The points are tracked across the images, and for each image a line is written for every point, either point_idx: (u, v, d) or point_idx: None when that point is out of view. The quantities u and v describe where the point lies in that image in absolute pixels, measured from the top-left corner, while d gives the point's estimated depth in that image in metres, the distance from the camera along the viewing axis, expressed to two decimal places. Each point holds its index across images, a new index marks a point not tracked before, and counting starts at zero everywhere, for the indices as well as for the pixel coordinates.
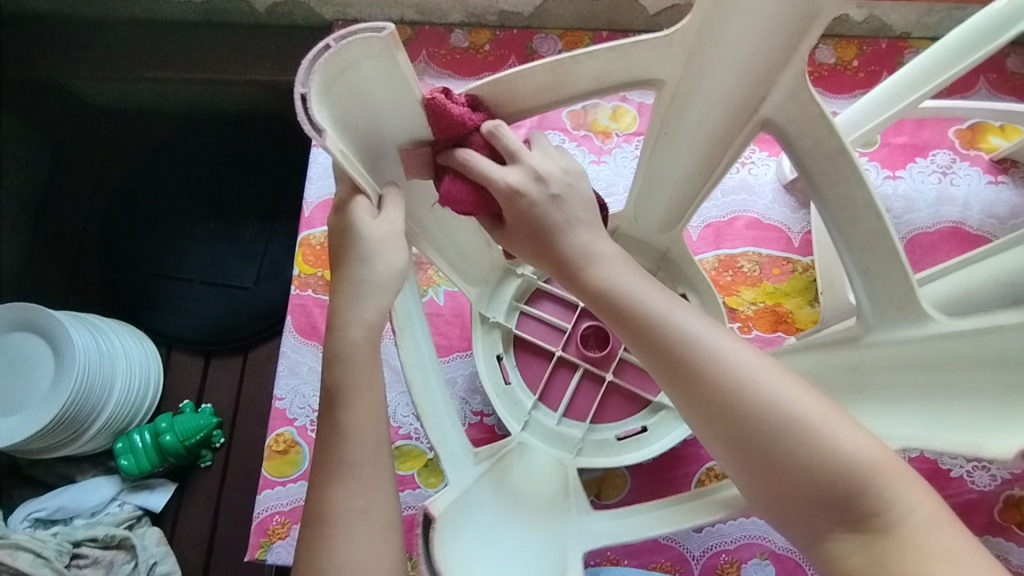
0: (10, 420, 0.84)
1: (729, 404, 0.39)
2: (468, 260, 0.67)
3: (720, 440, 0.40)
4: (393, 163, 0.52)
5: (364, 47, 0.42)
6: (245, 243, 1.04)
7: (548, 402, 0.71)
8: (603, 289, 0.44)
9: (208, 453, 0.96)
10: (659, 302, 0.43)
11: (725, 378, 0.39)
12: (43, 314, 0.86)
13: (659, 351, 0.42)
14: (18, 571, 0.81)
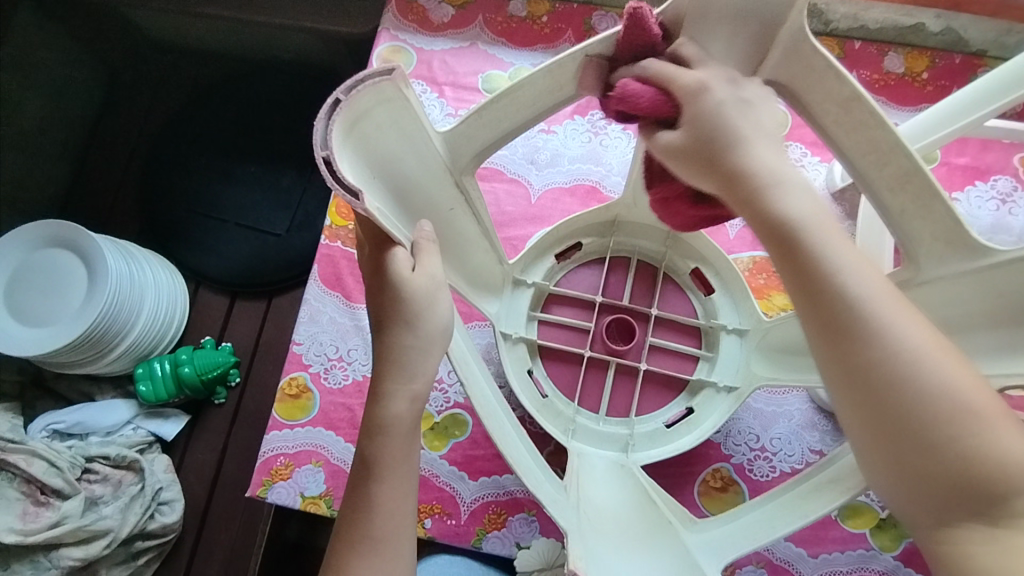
0: (40, 332, 0.86)
1: (876, 354, 0.35)
2: (482, 280, 0.61)
3: (856, 410, 0.37)
4: (416, 205, 0.50)
5: (375, 94, 0.43)
6: (282, 190, 1.06)
7: (586, 404, 0.67)
8: (782, 213, 0.40)
9: (222, 390, 0.99)
10: (839, 238, 0.39)
11: (884, 326, 0.36)
12: (82, 233, 0.88)
13: (806, 276, 0.38)
14: (32, 477, 0.84)
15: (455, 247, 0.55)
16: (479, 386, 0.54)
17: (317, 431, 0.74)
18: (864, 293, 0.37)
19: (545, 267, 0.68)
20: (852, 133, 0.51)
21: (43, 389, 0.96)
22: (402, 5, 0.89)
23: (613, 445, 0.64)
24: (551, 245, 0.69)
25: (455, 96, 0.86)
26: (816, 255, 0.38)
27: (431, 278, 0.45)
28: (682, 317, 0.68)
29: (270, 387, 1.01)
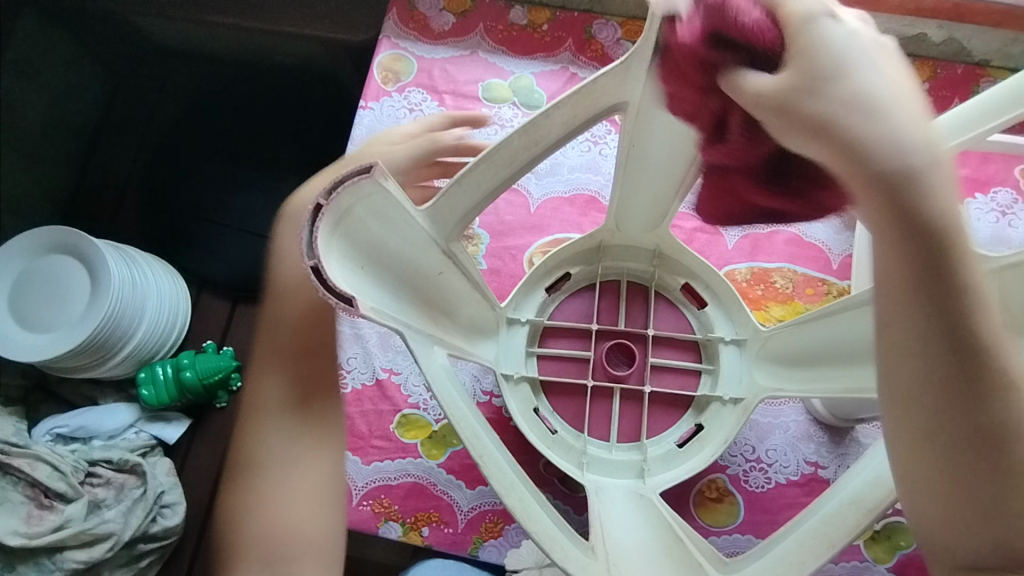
0: (44, 338, 0.87)
1: (984, 397, 0.32)
2: (478, 327, 0.62)
3: (944, 450, 0.33)
4: (409, 277, 0.50)
5: (356, 192, 0.42)
6: (284, 195, 1.06)
7: (596, 432, 0.67)
8: (936, 210, 0.30)
9: (224, 394, 1.00)
10: (966, 243, 0.31)
11: (1000, 370, 0.32)
12: (85, 240, 0.89)
13: (946, 306, 0.31)
14: (36, 481, 0.85)
15: (447, 303, 0.56)
16: (473, 426, 0.52)
17: None
18: (992, 330, 0.32)
19: (536, 303, 0.69)
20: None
21: (47, 392, 0.97)
22: (403, 13, 0.90)
23: (627, 472, 0.64)
24: (541, 279, 0.70)
25: (456, 105, 0.86)
26: (950, 279, 0.31)
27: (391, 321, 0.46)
28: (680, 333, 0.68)
29: None
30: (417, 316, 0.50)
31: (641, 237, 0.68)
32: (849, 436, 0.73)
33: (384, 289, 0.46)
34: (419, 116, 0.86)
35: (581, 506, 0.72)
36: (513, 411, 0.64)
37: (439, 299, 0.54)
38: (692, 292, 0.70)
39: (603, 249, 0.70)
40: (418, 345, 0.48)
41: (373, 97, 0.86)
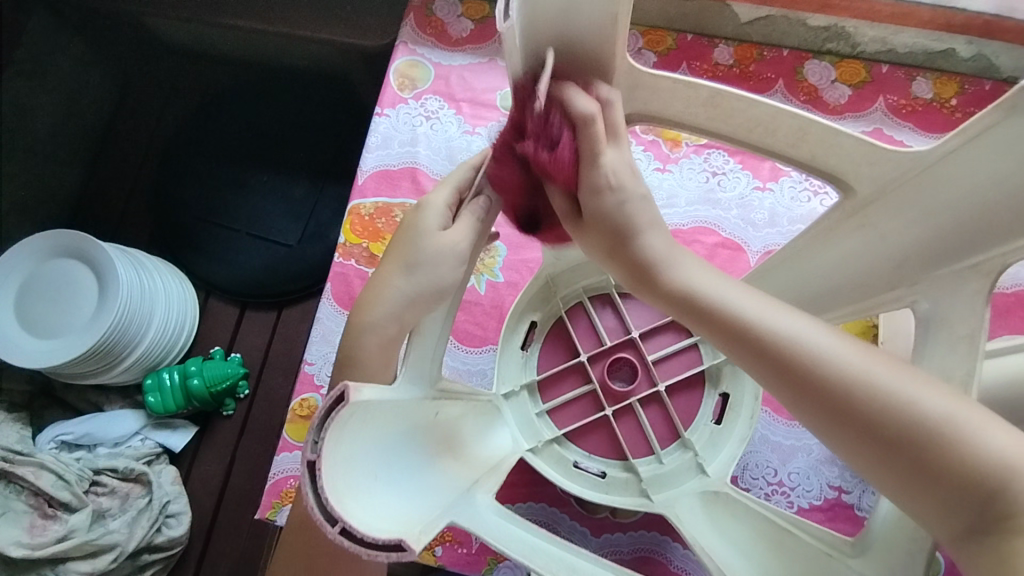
0: (50, 343, 0.86)
1: (870, 411, 0.35)
2: (492, 441, 0.57)
3: (839, 441, 0.37)
4: (420, 433, 0.43)
5: (347, 422, 0.34)
6: (295, 201, 1.04)
7: (637, 450, 0.65)
8: (681, 288, 0.42)
9: (231, 402, 0.98)
10: (758, 308, 0.39)
11: (869, 384, 0.36)
12: (92, 243, 0.87)
13: (778, 358, 0.38)
14: (40, 489, 0.83)
15: (460, 439, 0.50)
16: (520, 532, 0.44)
17: None
18: (831, 352, 0.37)
19: (511, 370, 0.66)
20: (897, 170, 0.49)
21: (52, 398, 0.95)
22: (420, 18, 0.88)
23: (689, 473, 0.62)
24: (510, 341, 0.67)
25: (474, 114, 0.84)
26: (768, 339, 0.38)
27: (456, 249, 0.45)
28: (658, 321, 0.68)
29: (279, 399, 0.99)
30: (439, 470, 0.44)
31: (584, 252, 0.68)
32: None
33: (413, 487, 0.39)
34: (435, 124, 0.84)
35: (598, 528, 0.70)
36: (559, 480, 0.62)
37: (453, 434, 0.49)
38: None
39: (553, 283, 0.69)
40: (456, 510, 0.42)
41: (389, 104, 0.84)
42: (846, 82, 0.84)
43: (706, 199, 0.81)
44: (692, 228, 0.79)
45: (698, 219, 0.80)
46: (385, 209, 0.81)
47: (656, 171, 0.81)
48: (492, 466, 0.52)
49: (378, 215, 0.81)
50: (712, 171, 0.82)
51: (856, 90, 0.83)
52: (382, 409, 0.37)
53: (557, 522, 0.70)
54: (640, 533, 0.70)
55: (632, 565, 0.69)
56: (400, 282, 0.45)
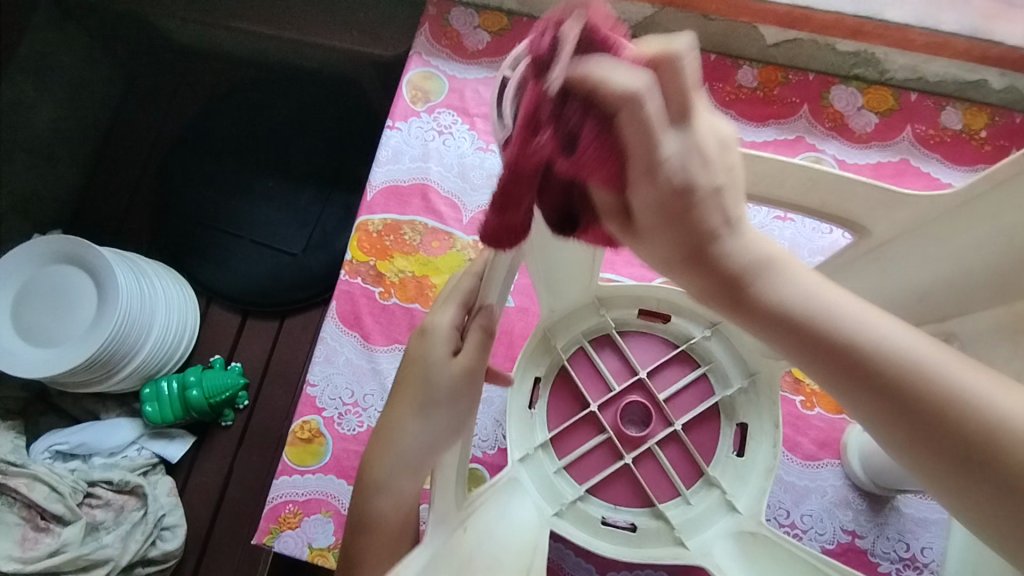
0: (47, 352, 0.84)
1: (987, 442, 0.30)
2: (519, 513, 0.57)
3: (948, 472, 0.31)
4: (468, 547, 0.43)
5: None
6: (301, 208, 1.02)
7: (662, 492, 0.66)
8: (782, 298, 0.35)
9: (230, 412, 0.96)
10: (870, 321, 0.34)
11: (989, 414, 0.31)
12: (92, 250, 0.85)
13: (885, 376, 0.32)
14: (33, 502, 0.82)
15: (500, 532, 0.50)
16: None
17: (329, 479, 0.70)
18: (946, 374, 0.32)
19: (523, 434, 0.67)
20: (897, 236, 0.47)
21: (47, 404, 0.93)
22: (436, 29, 0.86)
23: (719, 512, 0.63)
24: (520, 401, 0.68)
25: (487, 130, 0.82)
26: (875, 354, 0.33)
27: (464, 373, 0.42)
28: (661, 359, 0.69)
29: (278, 411, 0.97)
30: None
31: (579, 295, 0.69)
32: (889, 504, 0.69)
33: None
34: (447, 139, 0.82)
35: (603, 565, 0.69)
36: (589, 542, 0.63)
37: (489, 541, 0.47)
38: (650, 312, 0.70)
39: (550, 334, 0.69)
40: None
41: (400, 116, 0.82)
42: (873, 110, 0.81)
43: None
44: None
45: None
46: (393, 226, 0.79)
47: None
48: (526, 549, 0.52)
49: (386, 232, 0.79)
50: None
51: (883, 118, 0.81)
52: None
53: (562, 558, 0.69)
54: (647, 572, 0.68)
55: None
56: (423, 402, 0.42)
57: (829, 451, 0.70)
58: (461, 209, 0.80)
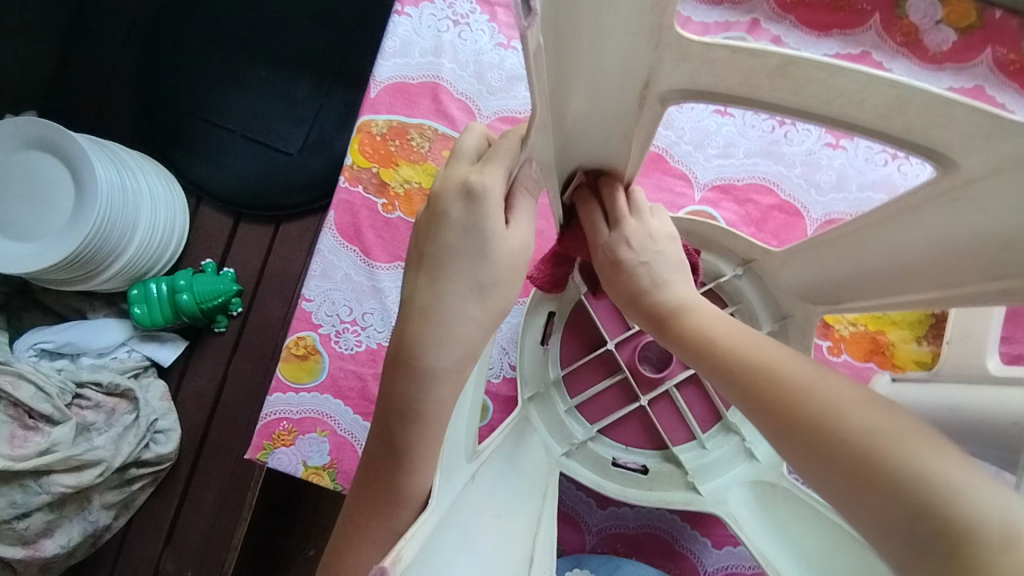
0: (22, 247, 0.78)
1: (801, 411, 0.31)
2: (530, 456, 0.53)
3: (781, 442, 0.32)
4: (471, 528, 0.36)
5: None
6: (297, 103, 0.93)
7: (678, 437, 0.64)
8: (664, 309, 0.43)
9: (223, 319, 0.92)
10: (748, 345, 0.37)
11: (840, 417, 0.30)
12: (66, 137, 0.77)
13: (749, 386, 0.35)
14: (18, 401, 0.79)
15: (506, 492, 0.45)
16: None
17: (324, 398, 0.67)
18: (807, 382, 0.32)
19: (533, 370, 0.63)
20: (983, 178, 0.37)
21: (31, 300, 0.89)
22: None
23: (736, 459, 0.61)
24: (530, 337, 0.64)
25: (509, 22, 0.72)
26: (716, 346, 0.38)
27: (520, 251, 0.37)
28: None
29: (272, 321, 0.93)
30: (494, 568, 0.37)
31: None
32: None
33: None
34: (464, 32, 0.72)
35: (605, 500, 0.67)
36: (599, 484, 0.61)
37: (493, 497, 0.41)
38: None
39: None
40: None
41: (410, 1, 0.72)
42: (952, 25, 0.70)
43: (769, 151, 0.71)
44: (747, 184, 0.70)
45: (755, 175, 0.71)
46: (399, 130, 0.71)
47: (715, 113, 0.72)
48: (534, 504, 0.48)
49: (391, 136, 0.71)
50: (778, 119, 0.71)
51: (962, 36, 0.70)
52: (426, 548, 0.28)
53: (563, 491, 0.68)
54: (649, 509, 0.66)
55: (636, 541, 0.66)
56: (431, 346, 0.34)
57: None
58: (475, 113, 0.71)
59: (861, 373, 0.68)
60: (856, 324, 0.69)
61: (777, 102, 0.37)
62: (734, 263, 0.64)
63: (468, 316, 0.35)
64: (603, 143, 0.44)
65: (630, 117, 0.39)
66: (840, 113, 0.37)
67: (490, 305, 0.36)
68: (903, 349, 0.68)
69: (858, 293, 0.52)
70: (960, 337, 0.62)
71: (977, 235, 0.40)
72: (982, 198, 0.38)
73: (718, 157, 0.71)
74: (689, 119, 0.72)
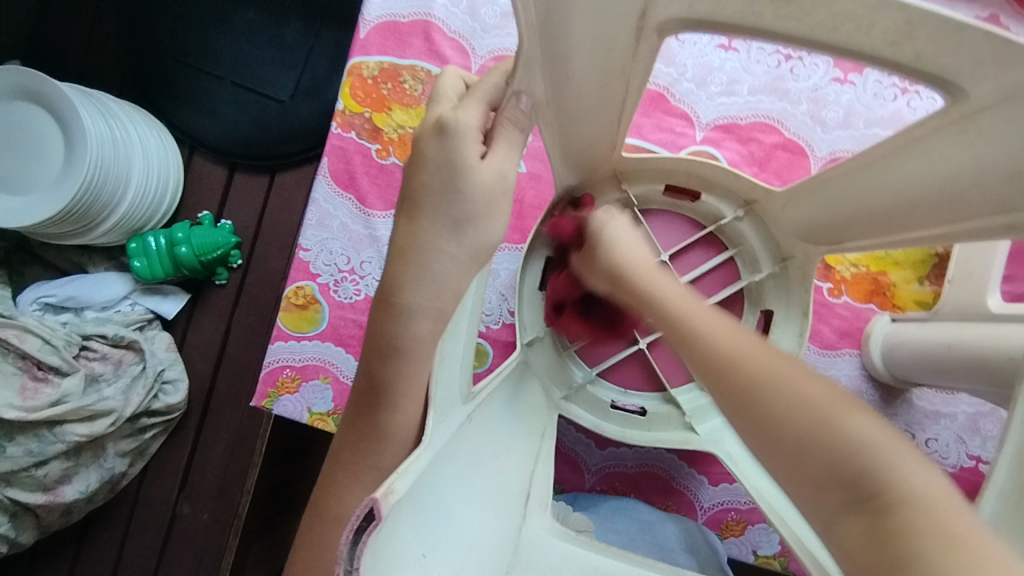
0: (16, 201, 0.77)
1: (741, 373, 0.35)
2: (529, 400, 0.53)
3: (721, 401, 0.36)
4: (470, 466, 0.37)
5: (382, 539, 0.25)
6: (286, 47, 0.90)
7: (675, 378, 0.65)
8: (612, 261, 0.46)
9: (224, 271, 0.92)
10: (705, 315, 0.39)
11: (795, 393, 0.33)
12: (51, 87, 0.75)
13: (703, 355, 0.37)
14: (26, 353, 0.80)
15: (506, 432, 0.45)
16: (584, 541, 0.39)
17: (326, 346, 0.67)
18: (770, 364, 0.34)
19: (533, 317, 0.63)
20: (997, 107, 0.35)
21: (31, 255, 0.89)
22: None
23: None
24: (528, 283, 0.64)
25: None
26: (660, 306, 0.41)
27: (507, 190, 0.37)
28: (686, 241, 0.66)
29: (272, 272, 0.93)
30: (493, 503, 0.38)
31: (599, 170, 0.61)
32: (901, 397, 0.66)
33: (461, 537, 0.32)
34: None
35: (603, 441, 0.68)
36: (598, 425, 0.62)
37: (492, 435, 0.42)
38: (676, 190, 0.64)
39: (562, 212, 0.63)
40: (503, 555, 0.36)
41: None
42: None
43: (773, 88, 0.68)
44: (750, 123, 0.68)
45: (759, 113, 0.68)
46: (391, 72, 0.69)
47: (717, 49, 0.69)
48: (531, 446, 0.48)
49: (382, 79, 0.69)
50: (784, 54, 0.69)
51: None
52: (421, 482, 0.29)
53: (563, 433, 0.69)
54: (646, 450, 0.68)
55: (634, 479, 0.68)
56: (423, 287, 0.35)
57: (849, 341, 0.67)
58: (469, 53, 0.69)
59: (861, 314, 0.67)
60: (858, 265, 0.68)
61: (779, 30, 0.35)
62: (736, 205, 0.63)
63: (454, 256, 0.35)
64: (602, 128, 0.50)
65: (625, 51, 0.38)
66: (847, 41, 0.35)
67: (477, 244, 0.36)
68: (905, 289, 0.68)
69: (860, 232, 0.52)
70: (962, 276, 0.61)
71: (984, 167, 0.38)
72: (991, 127, 0.36)
73: (722, 95, 0.69)
74: (691, 54, 0.70)
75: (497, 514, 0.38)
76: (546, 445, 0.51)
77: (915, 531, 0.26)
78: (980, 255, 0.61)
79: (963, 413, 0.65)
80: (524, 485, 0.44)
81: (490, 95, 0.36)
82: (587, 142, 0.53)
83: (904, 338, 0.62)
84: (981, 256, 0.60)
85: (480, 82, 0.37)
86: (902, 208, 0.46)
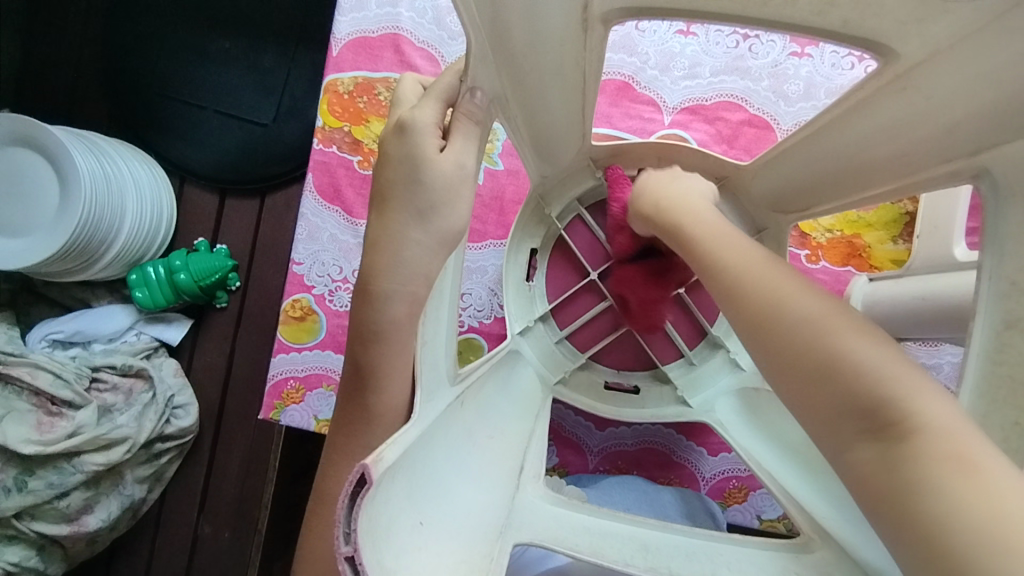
0: (18, 243, 0.79)
1: (767, 310, 0.34)
2: (521, 384, 0.55)
3: (747, 333, 0.35)
4: (463, 442, 0.39)
5: (379, 504, 0.27)
6: (265, 72, 0.93)
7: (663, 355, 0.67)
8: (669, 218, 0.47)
9: (223, 294, 0.94)
10: (742, 254, 0.39)
11: (817, 326, 0.32)
12: (42, 130, 0.78)
13: (736, 293, 0.36)
14: (40, 389, 0.82)
15: (500, 412, 0.47)
16: (577, 507, 0.41)
17: (326, 354, 0.70)
18: (797, 296, 0.34)
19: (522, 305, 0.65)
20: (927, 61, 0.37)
21: (36, 295, 0.92)
22: None
23: (722, 371, 0.63)
24: (515, 273, 0.66)
25: None
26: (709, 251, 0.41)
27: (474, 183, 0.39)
28: None
29: (270, 290, 0.95)
30: (488, 477, 0.40)
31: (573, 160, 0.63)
32: None
33: (455, 509, 0.34)
34: None
35: (602, 422, 0.71)
36: (593, 405, 0.64)
37: (483, 415, 0.44)
38: None
39: (544, 200, 0.66)
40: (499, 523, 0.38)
41: None
42: None
43: (734, 67, 0.71)
44: (715, 102, 0.71)
45: (723, 92, 0.71)
46: (365, 85, 0.71)
47: (677, 34, 0.72)
48: (525, 425, 0.50)
49: (358, 92, 0.71)
50: (741, 33, 0.71)
51: None
52: (413, 455, 0.30)
53: (563, 418, 0.71)
54: (644, 427, 0.70)
55: (635, 456, 0.70)
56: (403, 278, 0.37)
57: None
58: (438, 60, 0.71)
59: (840, 277, 0.69)
60: (833, 231, 0.70)
61: (714, 9, 0.38)
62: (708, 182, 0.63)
63: (423, 244, 0.38)
64: (569, 117, 0.52)
65: (574, 44, 0.40)
66: (777, 15, 0.37)
67: (445, 232, 0.38)
68: (880, 249, 0.70)
69: (824, 194, 0.54)
70: (929, 229, 0.64)
71: (925, 119, 0.40)
72: (926, 82, 0.39)
73: (686, 78, 0.71)
74: (652, 42, 0.72)
75: (491, 486, 0.40)
76: (541, 426, 0.53)
77: (921, 454, 0.27)
78: (944, 207, 0.63)
79: (948, 364, 0.67)
80: (518, 460, 0.46)
81: (448, 94, 0.39)
82: (557, 132, 0.55)
83: (880, 297, 0.63)
84: (948, 210, 0.62)
85: (438, 84, 0.39)
86: (862, 166, 0.48)
